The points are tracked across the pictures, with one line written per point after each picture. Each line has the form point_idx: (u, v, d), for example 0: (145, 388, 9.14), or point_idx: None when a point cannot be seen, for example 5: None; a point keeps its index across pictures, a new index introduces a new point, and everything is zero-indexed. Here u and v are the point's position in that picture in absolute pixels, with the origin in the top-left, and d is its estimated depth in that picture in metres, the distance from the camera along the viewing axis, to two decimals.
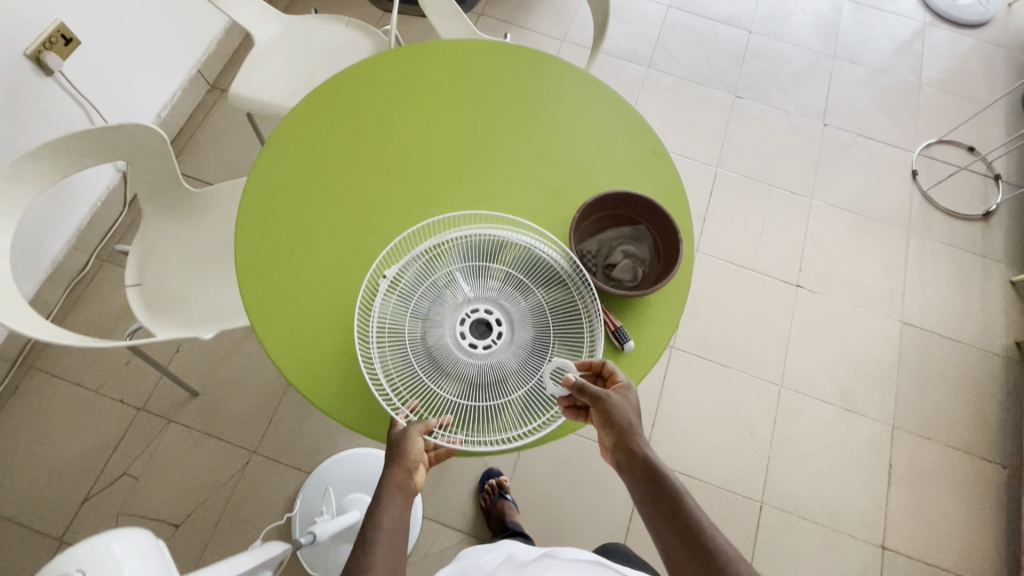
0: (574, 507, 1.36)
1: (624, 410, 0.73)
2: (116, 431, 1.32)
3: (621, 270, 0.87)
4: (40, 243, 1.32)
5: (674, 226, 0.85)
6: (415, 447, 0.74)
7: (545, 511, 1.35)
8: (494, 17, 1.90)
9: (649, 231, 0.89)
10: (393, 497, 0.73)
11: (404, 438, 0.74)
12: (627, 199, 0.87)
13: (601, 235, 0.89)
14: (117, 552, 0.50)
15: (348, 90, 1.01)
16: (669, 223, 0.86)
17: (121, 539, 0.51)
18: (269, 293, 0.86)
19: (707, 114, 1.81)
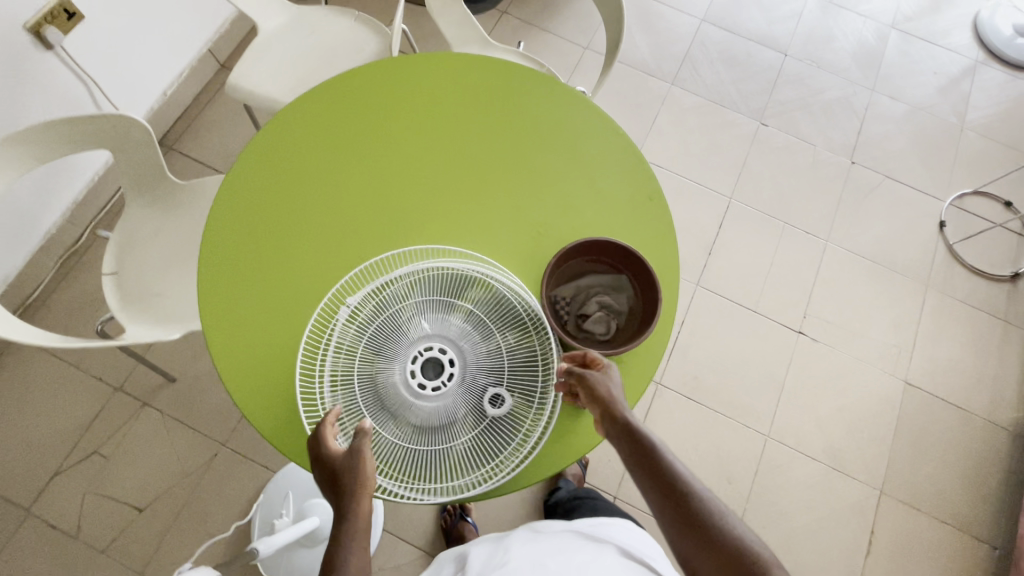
0: None
1: (601, 383, 0.74)
2: (91, 409, 1.33)
3: (594, 322, 0.82)
4: (36, 216, 1.29)
5: (655, 282, 0.80)
6: (368, 472, 0.67)
7: None
8: (516, 17, 1.83)
9: (629, 282, 0.84)
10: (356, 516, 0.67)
11: (352, 465, 0.67)
12: (604, 245, 0.83)
13: (575, 283, 0.85)
14: None
15: (342, 91, 0.95)
16: (650, 279, 0.81)
17: None
18: (225, 307, 0.82)
19: (728, 140, 1.73)
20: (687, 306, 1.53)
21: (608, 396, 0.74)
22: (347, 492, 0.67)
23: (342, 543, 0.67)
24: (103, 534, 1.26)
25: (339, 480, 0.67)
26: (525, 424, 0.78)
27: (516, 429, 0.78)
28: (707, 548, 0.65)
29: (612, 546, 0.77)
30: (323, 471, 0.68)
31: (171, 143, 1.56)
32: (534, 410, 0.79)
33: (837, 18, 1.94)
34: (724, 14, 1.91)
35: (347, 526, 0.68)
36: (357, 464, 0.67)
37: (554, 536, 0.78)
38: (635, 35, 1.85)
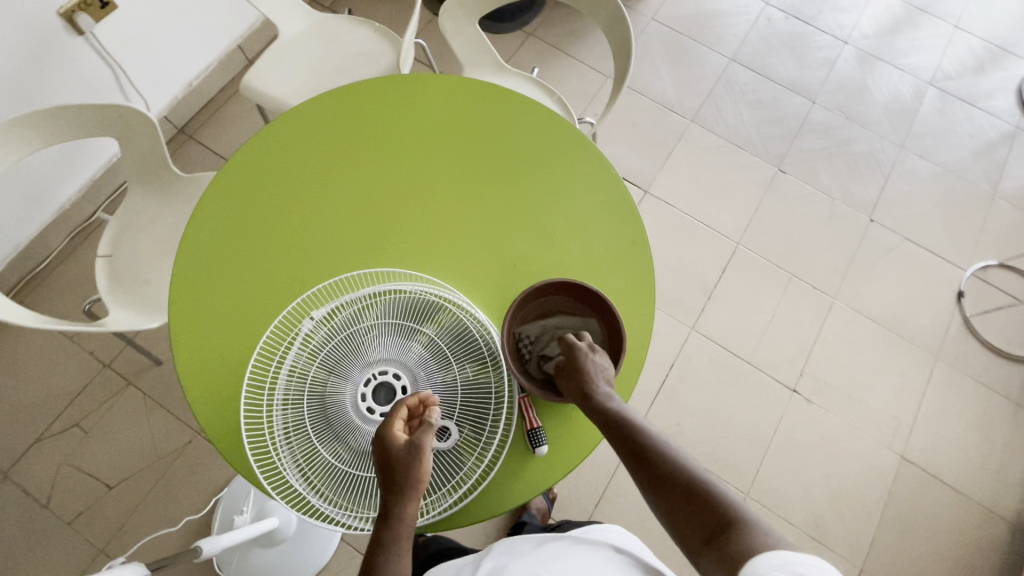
0: None
1: (580, 365, 0.74)
2: (77, 382, 1.37)
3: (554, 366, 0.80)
4: (51, 191, 1.34)
5: (620, 334, 0.79)
6: (426, 470, 0.68)
7: None
8: (542, 39, 1.83)
9: (596, 327, 0.82)
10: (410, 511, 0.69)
11: (414, 461, 0.66)
12: (572, 287, 0.81)
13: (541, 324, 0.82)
14: None
15: (339, 106, 0.96)
16: (616, 329, 0.80)
17: None
18: (197, 306, 0.83)
19: (742, 184, 1.69)
20: (678, 350, 1.49)
21: (588, 377, 0.73)
22: (402, 487, 0.67)
23: (387, 541, 0.67)
24: (72, 506, 1.28)
25: (396, 474, 0.66)
26: (469, 461, 0.77)
27: (459, 465, 0.77)
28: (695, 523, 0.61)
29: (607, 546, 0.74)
30: (379, 457, 0.68)
31: (191, 132, 1.61)
32: (480, 447, 0.78)
33: (873, 70, 1.88)
34: (755, 55, 1.88)
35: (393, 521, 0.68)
36: (420, 460, 0.67)
37: (541, 547, 0.73)
38: (660, 69, 1.83)
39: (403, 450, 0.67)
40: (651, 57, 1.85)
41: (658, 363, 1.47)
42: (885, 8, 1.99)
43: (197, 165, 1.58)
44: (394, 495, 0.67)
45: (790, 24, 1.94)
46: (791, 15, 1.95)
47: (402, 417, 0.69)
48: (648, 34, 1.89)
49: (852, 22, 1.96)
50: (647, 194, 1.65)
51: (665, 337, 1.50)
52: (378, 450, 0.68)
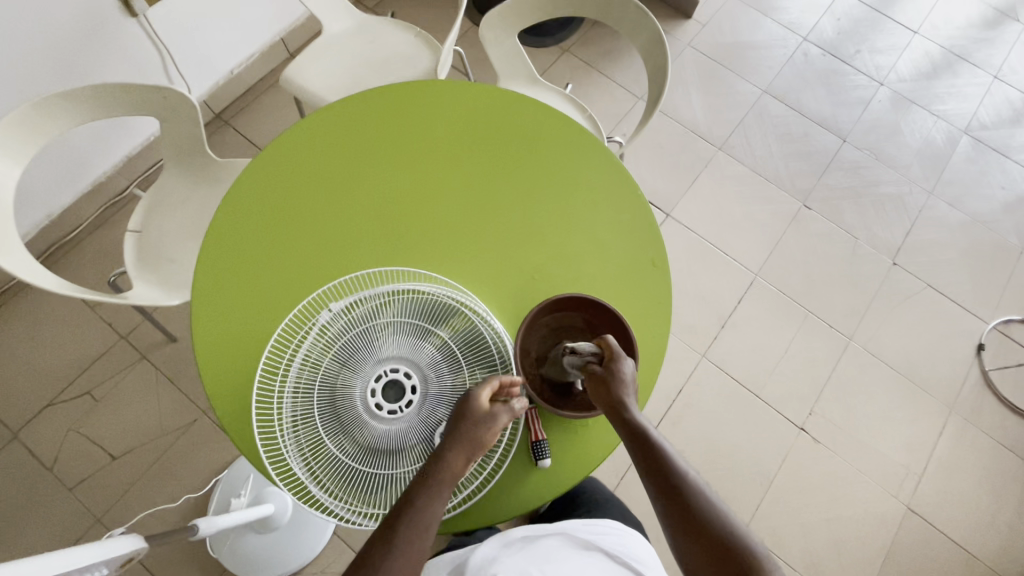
0: None
1: (617, 376, 0.72)
2: (93, 351, 1.40)
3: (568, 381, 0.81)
4: (88, 164, 1.38)
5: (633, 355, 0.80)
6: (491, 437, 0.71)
7: None
8: (577, 56, 1.85)
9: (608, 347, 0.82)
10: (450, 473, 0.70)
11: (487, 424, 0.70)
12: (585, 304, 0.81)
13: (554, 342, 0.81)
14: None
15: (376, 105, 0.98)
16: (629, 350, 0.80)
17: None
18: (221, 288, 0.85)
19: (765, 215, 1.68)
20: (687, 376, 1.47)
21: (618, 391, 0.72)
22: (465, 443, 0.70)
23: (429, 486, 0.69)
24: (75, 472, 1.31)
25: (465, 429, 0.70)
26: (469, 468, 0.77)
27: None
28: (702, 546, 0.63)
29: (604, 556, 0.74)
30: (461, 409, 0.71)
31: (228, 119, 1.66)
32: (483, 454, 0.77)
33: (907, 113, 1.87)
34: (788, 89, 1.88)
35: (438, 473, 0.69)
36: (493, 424, 0.70)
37: (535, 544, 0.74)
38: (692, 94, 1.84)
39: (485, 413, 0.70)
40: (684, 82, 1.86)
41: (666, 388, 1.46)
42: (923, 52, 1.98)
43: (230, 150, 1.62)
44: (453, 449, 0.70)
45: (826, 60, 1.94)
46: (827, 52, 1.95)
47: (495, 385, 0.72)
48: (683, 59, 1.90)
49: (889, 64, 1.95)
50: (668, 217, 1.65)
51: (675, 362, 1.49)
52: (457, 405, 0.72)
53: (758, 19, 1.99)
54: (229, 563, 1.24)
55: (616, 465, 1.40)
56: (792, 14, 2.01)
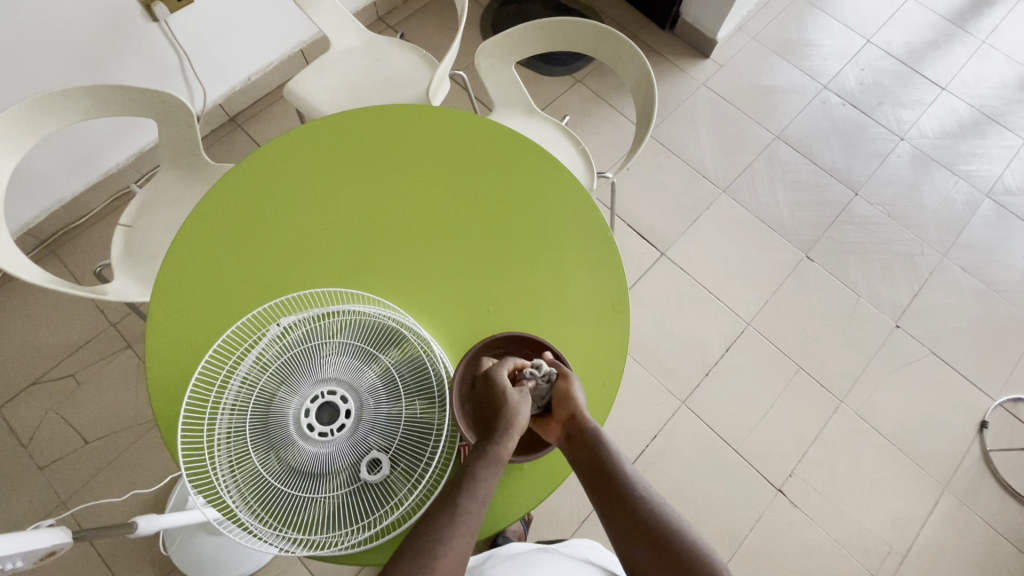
0: None
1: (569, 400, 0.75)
2: (83, 335, 1.45)
3: None
4: (99, 156, 1.44)
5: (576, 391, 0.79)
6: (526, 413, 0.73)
7: None
8: (589, 87, 1.85)
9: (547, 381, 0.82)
10: (491, 468, 0.71)
11: (522, 401, 0.73)
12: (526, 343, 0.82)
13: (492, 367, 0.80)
14: None
15: (354, 126, 0.99)
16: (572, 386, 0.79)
17: None
18: (182, 296, 0.87)
19: (765, 263, 1.63)
20: (664, 422, 1.43)
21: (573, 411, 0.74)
22: (509, 423, 0.72)
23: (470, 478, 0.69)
24: (48, 452, 1.34)
25: (504, 408, 0.72)
26: (394, 499, 0.75)
27: (385, 500, 0.75)
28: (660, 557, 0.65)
29: (592, 565, 0.84)
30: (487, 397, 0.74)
31: (241, 123, 1.72)
32: (414, 482, 0.76)
33: (927, 172, 1.80)
34: (803, 136, 1.84)
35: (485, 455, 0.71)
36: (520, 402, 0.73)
37: (531, 552, 0.84)
38: (702, 134, 1.82)
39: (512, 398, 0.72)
40: (695, 121, 1.84)
41: (640, 433, 1.41)
42: (950, 110, 1.91)
43: (238, 153, 1.67)
44: (500, 427, 0.72)
45: (846, 110, 1.89)
46: (848, 102, 1.91)
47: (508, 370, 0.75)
48: (696, 99, 1.88)
49: (912, 119, 1.89)
50: (663, 256, 1.62)
51: (653, 405, 1.45)
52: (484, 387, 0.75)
53: (779, 64, 1.96)
54: (179, 560, 1.24)
55: (579, 506, 1.36)
56: (815, 61, 1.97)
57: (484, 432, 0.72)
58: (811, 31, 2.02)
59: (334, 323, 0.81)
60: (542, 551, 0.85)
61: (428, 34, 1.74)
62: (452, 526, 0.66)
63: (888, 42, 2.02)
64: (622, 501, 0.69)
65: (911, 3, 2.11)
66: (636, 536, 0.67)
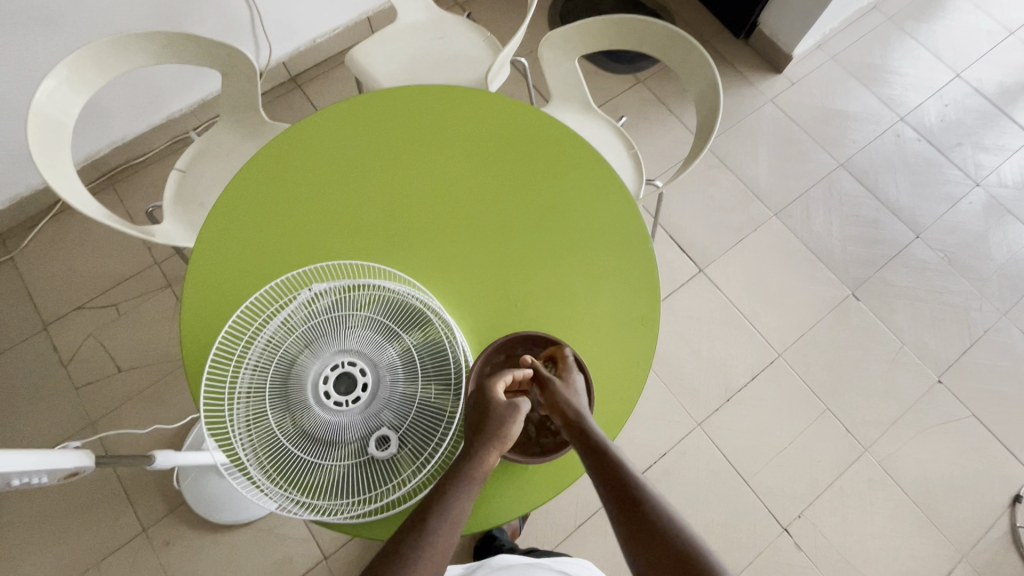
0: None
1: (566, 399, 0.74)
2: (128, 269, 1.51)
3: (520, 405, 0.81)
4: (164, 100, 1.49)
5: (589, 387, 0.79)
6: (518, 431, 0.73)
7: None
8: (650, 89, 1.80)
9: None
10: (467, 487, 0.70)
11: (511, 415, 0.73)
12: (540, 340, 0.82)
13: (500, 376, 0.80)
14: None
15: (405, 102, 0.99)
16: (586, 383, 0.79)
17: None
18: (221, 250, 0.89)
19: (807, 295, 1.57)
20: (676, 441, 1.40)
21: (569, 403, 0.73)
22: (491, 437, 0.72)
23: (446, 490, 0.69)
24: (84, 375, 1.42)
25: (490, 421, 0.72)
26: (398, 478, 0.76)
27: (390, 477, 0.76)
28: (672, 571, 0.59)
29: None
30: (478, 407, 0.74)
31: (301, 83, 1.74)
32: (419, 464, 0.77)
33: (1000, 223, 1.69)
34: (869, 168, 1.74)
35: (465, 471, 0.70)
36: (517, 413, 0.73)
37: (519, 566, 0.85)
38: (761, 153, 1.75)
39: (498, 409, 0.73)
40: (755, 137, 1.77)
41: (649, 448, 1.39)
42: None
43: (293, 113, 1.70)
44: (481, 441, 0.71)
45: (920, 146, 1.78)
46: (925, 138, 1.80)
47: (506, 381, 0.76)
48: (761, 114, 1.80)
49: (993, 164, 1.77)
50: (700, 272, 1.58)
51: (667, 422, 1.42)
52: (478, 396, 0.75)
53: (856, 89, 1.86)
54: (188, 496, 1.30)
55: (577, 511, 1.35)
56: (895, 89, 1.86)
57: (468, 446, 0.72)
58: (895, 58, 1.91)
59: (362, 295, 0.82)
60: (529, 565, 0.85)
61: (494, 15, 1.72)
62: (420, 548, 0.64)
63: (979, 79, 1.89)
64: (628, 500, 0.65)
65: (1011, 39, 1.96)
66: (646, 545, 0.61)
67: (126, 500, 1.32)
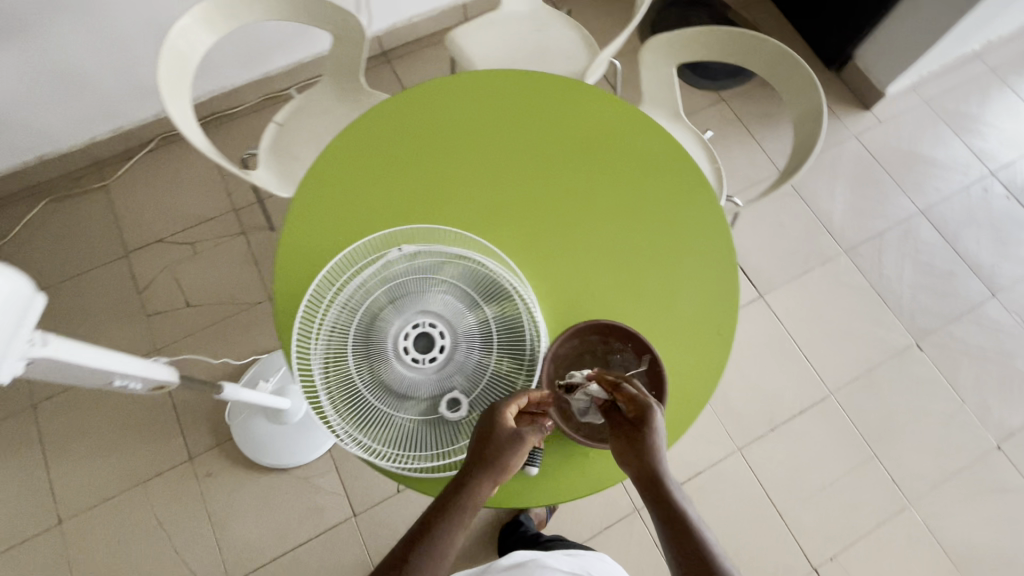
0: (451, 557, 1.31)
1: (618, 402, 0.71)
2: (208, 212, 1.59)
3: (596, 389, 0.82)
4: (266, 57, 1.56)
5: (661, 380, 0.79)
6: (518, 463, 0.71)
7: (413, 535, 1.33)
8: (733, 109, 1.78)
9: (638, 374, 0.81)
10: (459, 519, 0.69)
11: (511, 448, 0.70)
12: (619, 332, 0.82)
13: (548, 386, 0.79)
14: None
15: (509, 84, 1.01)
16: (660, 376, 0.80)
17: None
18: (321, 199, 0.93)
19: (868, 337, 1.53)
20: (713, 462, 1.39)
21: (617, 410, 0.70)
22: (489, 468, 0.70)
23: (439, 520, 0.68)
24: (155, 303, 1.49)
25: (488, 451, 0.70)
26: (461, 441, 0.78)
27: (453, 439, 0.78)
28: None
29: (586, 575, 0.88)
30: (479, 431, 0.71)
31: (391, 60, 1.79)
32: None
33: None
34: (951, 219, 1.69)
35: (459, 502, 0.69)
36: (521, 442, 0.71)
37: None
38: (838, 188, 1.71)
39: (497, 438, 0.70)
40: (833, 172, 1.73)
41: (684, 465, 1.38)
42: None
43: (382, 87, 1.75)
44: (478, 471, 0.70)
45: (1007, 204, 1.71)
46: (1013, 196, 1.73)
47: (516, 404, 0.73)
48: (843, 149, 1.77)
49: None
50: (760, 298, 1.56)
51: (707, 442, 1.40)
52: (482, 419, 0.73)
53: (947, 136, 1.80)
54: (235, 433, 1.36)
55: (605, 514, 1.35)
56: (988, 143, 1.79)
57: (465, 474, 0.71)
58: (993, 110, 1.84)
59: (443, 265, 0.85)
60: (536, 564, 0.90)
61: (588, 16, 1.74)
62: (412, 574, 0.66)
63: None
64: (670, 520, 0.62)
65: None
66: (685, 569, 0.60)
67: (178, 428, 1.38)
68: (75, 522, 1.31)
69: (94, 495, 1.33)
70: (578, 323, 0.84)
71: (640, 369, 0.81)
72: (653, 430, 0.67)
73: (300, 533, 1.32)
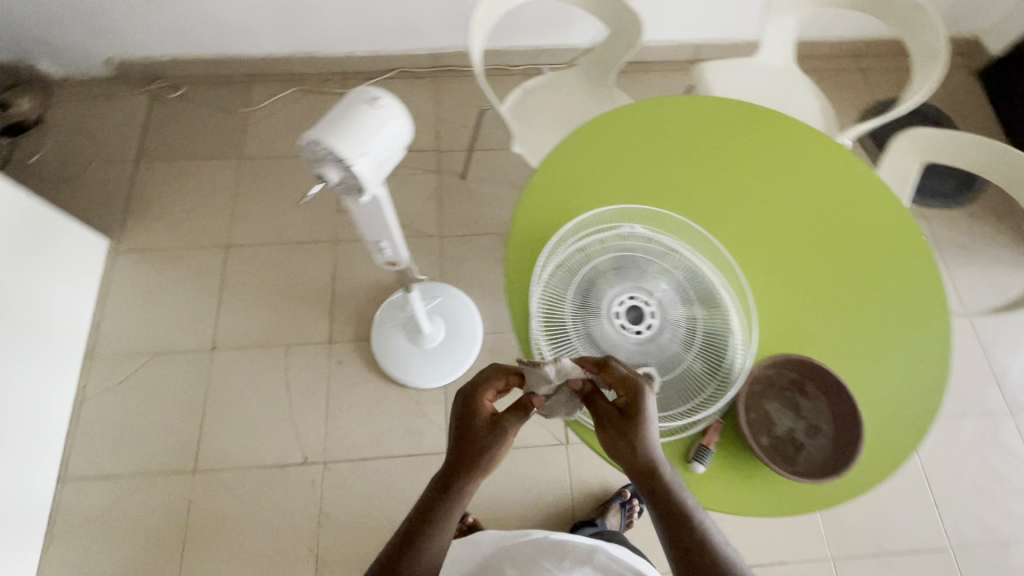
0: (516, 529, 1.35)
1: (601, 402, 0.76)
2: (415, 145, 1.76)
3: (778, 421, 0.83)
4: (519, 33, 1.72)
5: (858, 440, 0.78)
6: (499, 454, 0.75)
7: (488, 492, 1.39)
8: (933, 228, 1.71)
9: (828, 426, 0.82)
10: (456, 501, 0.74)
11: (494, 440, 0.75)
12: (826, 377, 0.82)
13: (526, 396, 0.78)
14: (399, 112, 0.62)
15: (769, 120, 1.06)
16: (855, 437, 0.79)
17: (397, 112, 0.62)
18: (575, 159, 1.01)
19: (1009, 509, 1.40)
20: (800, 559, 1.32)
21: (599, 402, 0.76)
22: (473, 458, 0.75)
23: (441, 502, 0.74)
24: (347, 203, 1.67)
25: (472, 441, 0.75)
26: None
27: None
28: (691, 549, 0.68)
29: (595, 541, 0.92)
30: (466, 425, 0.76)
31: None
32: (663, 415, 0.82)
33: None
34: None
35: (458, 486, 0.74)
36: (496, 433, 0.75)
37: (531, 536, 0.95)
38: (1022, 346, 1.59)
39: (479, 428, 0.75)
40: None
41: (769, 547, 1.32)
42: None
43: None
44: (466, 460, 0.75)
45: None
46: None
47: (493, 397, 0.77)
48: None
49: None
50: None
51: (801, 537, 1.34)
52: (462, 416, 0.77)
53: None
54: (374, 334, 1.48)
55: None
56: None
57: (454, 463, 0.75)
58: None
59: (667, 256, 0.90)
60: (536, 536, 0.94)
61: None
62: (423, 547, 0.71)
63: None
64: (658, 491, 0.71)
65: None
66: (669, 528, 0.70)
67: (329, 312, 1.53)
68: (222, 352, 1.47)
69: (248, 339, 1.49)
70: (788, 353, 0.85)
71: (832, 418, 0.82)
72: (643, 420, 0.72)
73: (395, 447, 1.40)
